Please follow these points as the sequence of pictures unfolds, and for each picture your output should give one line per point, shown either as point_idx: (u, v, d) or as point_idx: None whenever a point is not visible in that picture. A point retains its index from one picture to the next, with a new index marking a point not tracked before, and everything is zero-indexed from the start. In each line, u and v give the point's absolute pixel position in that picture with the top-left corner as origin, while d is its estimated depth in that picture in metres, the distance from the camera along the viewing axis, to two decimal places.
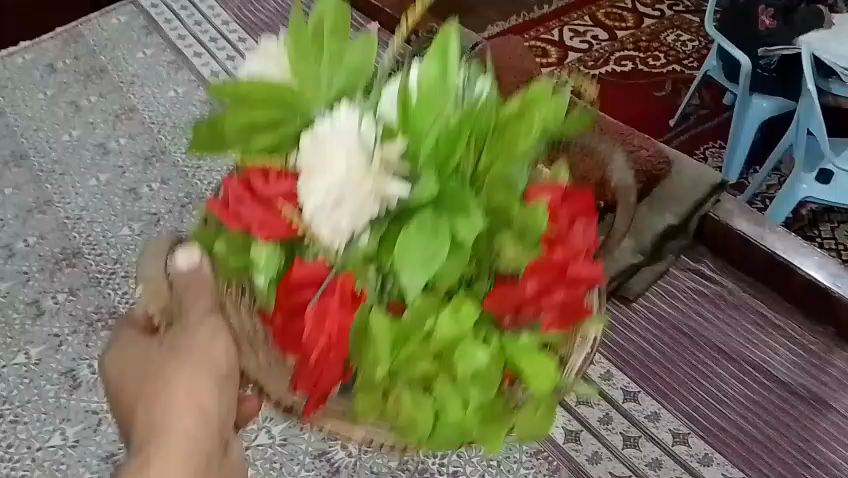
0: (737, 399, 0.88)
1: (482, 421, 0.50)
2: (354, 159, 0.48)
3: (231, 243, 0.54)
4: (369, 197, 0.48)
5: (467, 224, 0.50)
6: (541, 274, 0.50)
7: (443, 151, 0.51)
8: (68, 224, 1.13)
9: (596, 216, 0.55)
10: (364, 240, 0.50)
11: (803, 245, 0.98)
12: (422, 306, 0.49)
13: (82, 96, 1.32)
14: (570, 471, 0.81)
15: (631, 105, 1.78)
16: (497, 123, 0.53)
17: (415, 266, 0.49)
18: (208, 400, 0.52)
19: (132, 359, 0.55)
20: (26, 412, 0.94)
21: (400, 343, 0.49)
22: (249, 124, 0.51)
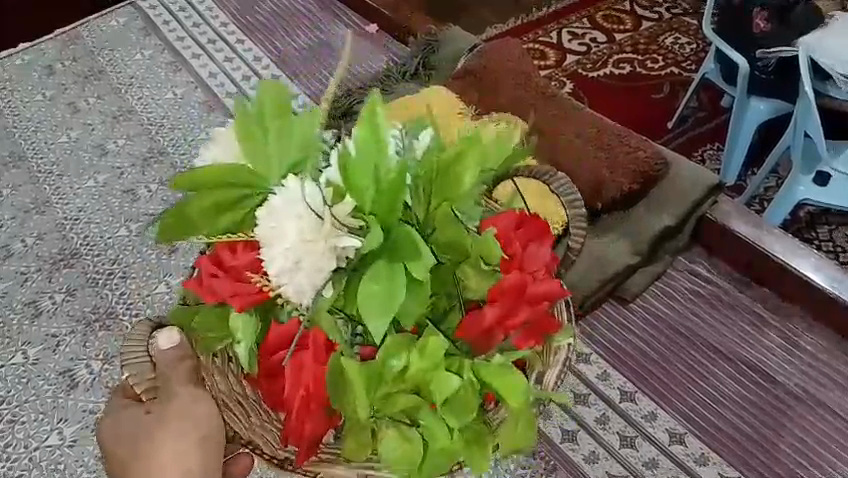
0: (733, 399, 0.88)
1: (466, 443, 0.55)
2: (304, 223, 0.51)
3: (206, 316, 0.60)
4: (323, 253, 0.52)
5: (419, 266, 0.53)
6: (501, 302, 0.55)
7: (387, 197, 0.54)
8: (66, 224, 1.14)
9: (549, 236, 0.61)
10: (327, 293, 0.54)
11: (801, 248, 0.98)
12: (391, 345, 0.53)
13: (81, 97, 1.33)
14: (568, 471, 0.81)
15: (630, 108, 1.79)
16: (435, 169, 0.56)
17: (378, 301, 0.52)
18: (193, 462, 0.57)
19: (122, 426, 0.60)
20: (23, 412, 0.94)
21: (376, 379, 0.53)
22: (213, 204, 0.56)
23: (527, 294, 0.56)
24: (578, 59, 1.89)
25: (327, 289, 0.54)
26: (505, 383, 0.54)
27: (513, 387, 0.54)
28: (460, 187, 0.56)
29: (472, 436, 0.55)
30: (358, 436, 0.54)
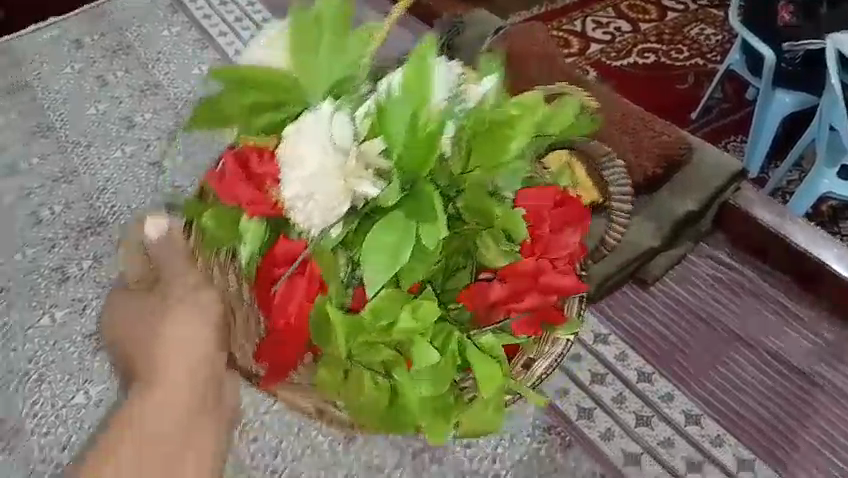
0: (753, 385, 0.89)
1: (433, 411, 0.56)
2: (329, 158, 0.53)
3: (219, 216, 0.58)
4: (339, 188, 0.53)
5: (430, 232, 0.52)
6: (510, 282, 0.57)
7: (419, 149, 0.53)
8: (93, 194, 1.15)
9: (585, 225, 0.60)
10: (335, 231, 0.55)
11: (823, 235, 0.96)
12: (385, 301, 0.54)
13: (109, 71, 1.34)
14: (584, 447, 0.82)
15: (653, 97, 1.78)
16: (479, 129, 0.54)
17: (385, 254, 0.52)
18: (194, 351, 0.59)
19: (126, 318, 0.62)
20: (50, 373, 0.96)
21: (359, 331, 0.54)
22: (248, 105, 0.58)
23: (541, 281, 0.56)
24: (602, 48, 1.88)
25: (334, 228, 0.55)
26: (481, 372, 0.55)
27: (488, 374, 0.55)
28: (504, 150, 0.55)
29: (439, 407, 0.56)
30: (333, 372, 0.56)
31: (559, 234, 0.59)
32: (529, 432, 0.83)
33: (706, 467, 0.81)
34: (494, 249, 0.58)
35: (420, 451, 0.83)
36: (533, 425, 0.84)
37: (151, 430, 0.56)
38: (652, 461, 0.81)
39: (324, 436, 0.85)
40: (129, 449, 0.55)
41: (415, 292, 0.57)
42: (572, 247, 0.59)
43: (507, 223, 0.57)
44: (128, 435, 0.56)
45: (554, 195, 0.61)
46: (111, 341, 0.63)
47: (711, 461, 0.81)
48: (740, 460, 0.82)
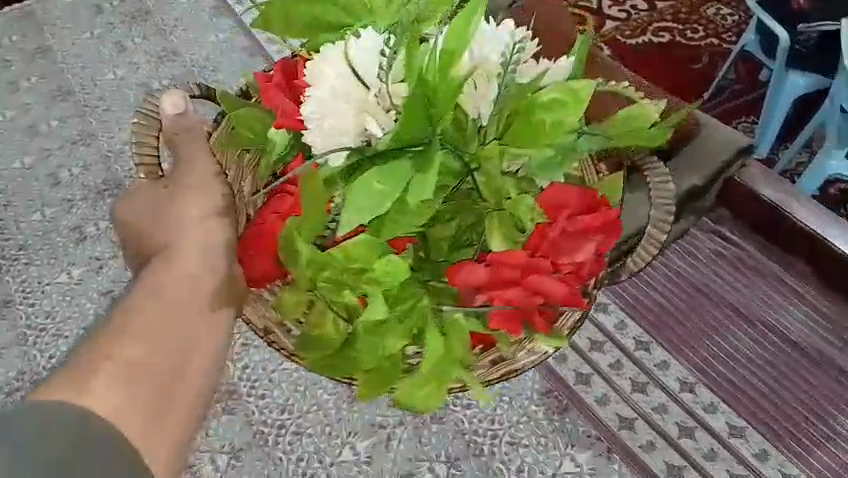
0: (748, 356, 0.91)
1: (371, 368, 0.57)
2: (350, 89, 0.54)
3: (245, 118, 0.62)
4: (353, 115, 0.54)
5: (418, 187, 0.50)
6: (499, 267, 0.53)
7: (446, 97, 0.50)
8: (111, 157, 1.18)
9: (606, 241, 0.56)
10: (339, 161, 0.55)
11: (825, 214, 0.97)
12: (359, 247, 0.54)
13: (128, 38, 1.36)
14: (579, 411, 0.85)
15: (667, 77, 1.78)
16: (521, 104, 0.53)
17: (372, 197, 0.50)
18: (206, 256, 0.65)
19: (143, 209, 0.68)
20: (67, 327, 1.00)
21: (326, 265, 0.54)
22: (323, 21, 0.59)
23: (530, 280, 0.53)
24: (617, 25, 1.88)
25: (337, 154, 0.55)
26: (430, 355, 0.56)
27: (432, 358, 0.56)
28: (544, 117, 0.52)
29: (383, 370, 0.58)
30: (299, 301, 0.59)
31: (571, 242, 0.55)
32: (528, 395, 0.86)
33: (698, 432, 0.84)
34: (504, 233, 0.56)
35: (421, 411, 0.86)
36: (531, 389, 0.87)
37: (164, 309, 0.60)
38: (646, 426, 0.84)
39: (329, 395, 0.88)
40: (142, 321, 0.58)
41: (397, 247, 0.59)
42: (582, 260, 0.55)
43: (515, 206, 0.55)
44: (141, 313, 0.59)
45: (587, 201, 0.56)
46: (127, 229, 0.68)
47: (703, 427, 0.84)
48: (731, 427, 0.85)
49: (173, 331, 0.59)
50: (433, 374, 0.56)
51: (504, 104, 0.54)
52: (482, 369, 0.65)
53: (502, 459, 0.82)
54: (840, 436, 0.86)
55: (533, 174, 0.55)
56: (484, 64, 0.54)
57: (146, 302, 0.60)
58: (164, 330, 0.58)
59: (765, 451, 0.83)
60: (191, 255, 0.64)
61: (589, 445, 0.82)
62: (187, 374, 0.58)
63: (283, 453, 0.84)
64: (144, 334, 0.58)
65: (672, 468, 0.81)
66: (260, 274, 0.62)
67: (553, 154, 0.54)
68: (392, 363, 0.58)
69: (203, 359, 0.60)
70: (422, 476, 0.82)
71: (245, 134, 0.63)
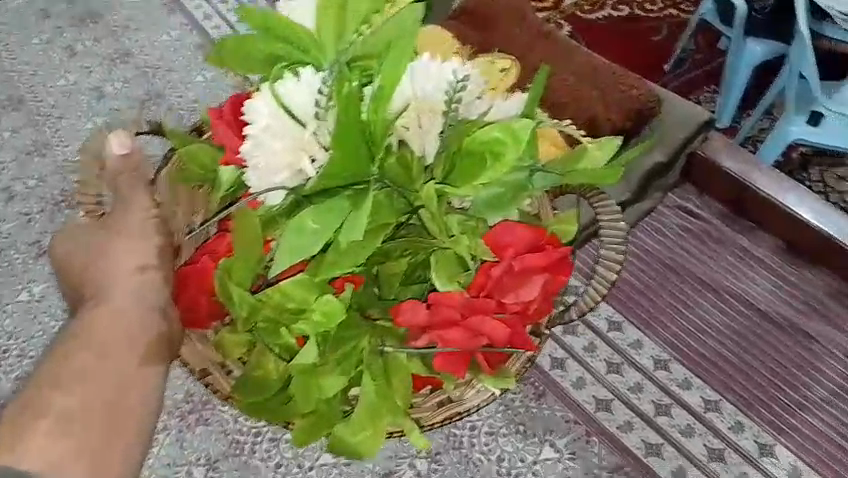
0: (717, 328, 0.92)
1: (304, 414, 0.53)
2: (285, 127, 0.51)
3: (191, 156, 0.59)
4: (287, 153, 0.51)
5: (349, 226, 0.45)
6: (440, 307, 0.48)
7: (377, 132, 0.46)
8: (67, 166, 1.15)
9: (554, 277, 0.51)
10: (278, 197, 0.53)
11: (785, 181, 0.98)
12: (297, 288, 0.50)
13: (77, 41, 1.32)
14: (556, 396, 0.85)
15: (628, 50, 1.78)
16: (470, 141, 0.48)
17: (303, 242, 0.46)
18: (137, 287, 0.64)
19: (78, 252, 0.68)
20: (33, 345, 0.98)
21: (257, 304, 0.51)
22: (269, 54, 0.52)
23: (470, 320, 0.48)
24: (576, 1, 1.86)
25: (275, 193, 0.53)
26: (367, 400, 0.52)
27: (370, 403, 0.52)
28: (493, 155, 0.48)
29: (320, 413, 0.53)
30: (239, 342, 0.56)
31: (518, 280, 0.49)
32: None
33: (674, 410, 0.84)
34: (446, 271, 0.51)
35: None
36: None
37: (96, 341, 0.60)
38: (623, 406, 0.84)
39: None
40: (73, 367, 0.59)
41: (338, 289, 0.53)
42: (529, 296, 0.49)
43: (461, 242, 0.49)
44: (75, 346, 0.60)
45: (537, 238, 0.51)
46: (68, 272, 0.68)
47: (679, 404, 0.85)
48: (706, 401, 0.85)
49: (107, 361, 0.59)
50: (366, 411, 0.52)
51: (453, 134, 0.50)
52: (427, 411, 0.62)
53: (482, 450, 0.82)
54: (811, 402, 0.87)
55: (479, 213, 0.52)
56: (428, 100, 0.51)
57: (82, 334, 0.61)
58: (96, 362, 0.59)
59: (740, 423, 0.84)
60: (127, 289, 0.64)
61: (568, 430, 0.83)
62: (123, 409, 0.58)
63: (261, 460, 0.84)
64: (76, 367, 0.59)
65: (650, 447, 0.82)
66: (200, 315, 0.58)
67: (502, 191, 0.51)
68: (330, 406, 0.53)
69: (140, 388, 0.59)
70: (404, 472, 0.82)
71: (197, 172, 0.59)
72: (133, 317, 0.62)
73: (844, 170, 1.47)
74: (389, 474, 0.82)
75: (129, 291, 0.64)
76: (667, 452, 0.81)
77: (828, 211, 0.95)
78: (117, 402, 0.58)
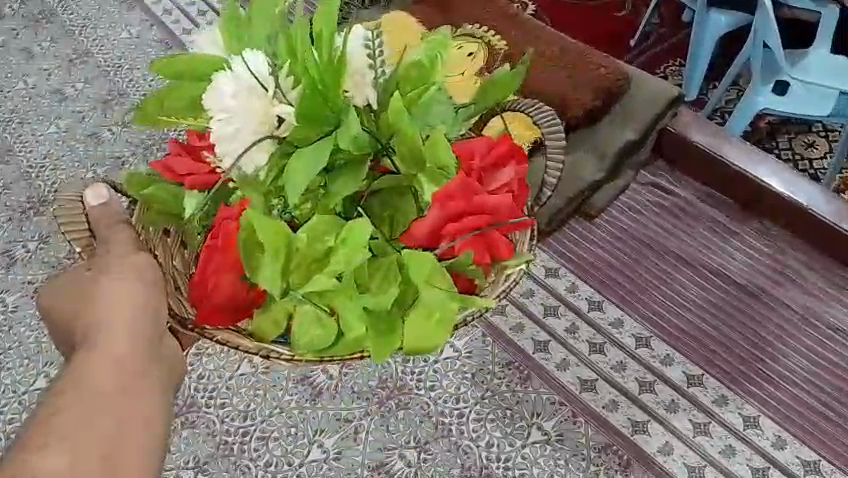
0: (695, 301, 0.93)
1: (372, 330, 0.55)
2: (245, 92, 0.55)
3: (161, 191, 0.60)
4: (260, 112, 0.55)
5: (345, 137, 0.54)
6: (444, 206, 0.54)
7: (330, 72, 0.54)
8: (32, 172, 1.12)
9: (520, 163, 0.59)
10: (260, 159, 0.56)
11: (755, 153, 1.00)
12: (315, 226, 0.53)
13: (34, 43, 1.29)
14: (542, 379, 0.86)
15: (593, 27, 1.78)
16: (404, 74, 0.57)
17: (301, 171, 0.53)
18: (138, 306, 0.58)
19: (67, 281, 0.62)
20: (8, 358, 0.96)
21: (287, 245, 0.53)
22: (195, 96, 0.58)
23: (474, 201, 0.54)
24: None
25: (258, 152, 0.56)
26: (424, 297, 0.54)
27: (432, 304, 0.54)
28: (425, 82, 0.58)
29: (385, 334, 0.54)
30: (278, 314, 0.57)
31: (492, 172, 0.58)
32: (489, 370, 0.87)
33: (657, 386, 0.85)
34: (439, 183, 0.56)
35: (386, 399, 0.86)
36: (493, 363, 0.87)
37: (95, 390, 0.54)
38: (607, 386, 0.85)
39: (291, 395, 0.87)
40: (75, 399, 0.53)
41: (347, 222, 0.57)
42: (506, 180, 0.58)
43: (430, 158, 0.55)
44: (72, 396, 0.53)
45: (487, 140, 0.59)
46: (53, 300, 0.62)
47: (662, 380, 0.86)
48: (688, 376, 0.86)
49: (107, 408, 0.53)
50: (426, 307, 0.54)
51: (385, 82, 0.58)
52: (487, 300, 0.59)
53: (471, 437, 0.83)
54: (791, 372, 0.87)
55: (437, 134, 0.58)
56: (354, 62, 0.57)
57: (76, 380, 0.54)
58: (98, 409, 0.53)
59: (723, 396, 0.85)
60: (119, 322, 0.57)
61: (554, 412, 0.83)
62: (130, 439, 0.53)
63: (250, 461, 0.83)
64: (76, 419, 0.52)
65: (637, 424, 0.83)
66: (226, 300, 0.56)
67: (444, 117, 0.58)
68: (393, 326, 0.55)
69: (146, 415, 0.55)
70: (394, 463, 0.82)
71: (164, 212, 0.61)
72: (131, 356, 0.56)
73: (811, 136, 1.49)
74: (380, 466, 0.82)
75: (122, 324, 0.57)
76: (653, 429, 0.82)
77: (799, 180, 0.97)
78: (124, 453, 0.52)
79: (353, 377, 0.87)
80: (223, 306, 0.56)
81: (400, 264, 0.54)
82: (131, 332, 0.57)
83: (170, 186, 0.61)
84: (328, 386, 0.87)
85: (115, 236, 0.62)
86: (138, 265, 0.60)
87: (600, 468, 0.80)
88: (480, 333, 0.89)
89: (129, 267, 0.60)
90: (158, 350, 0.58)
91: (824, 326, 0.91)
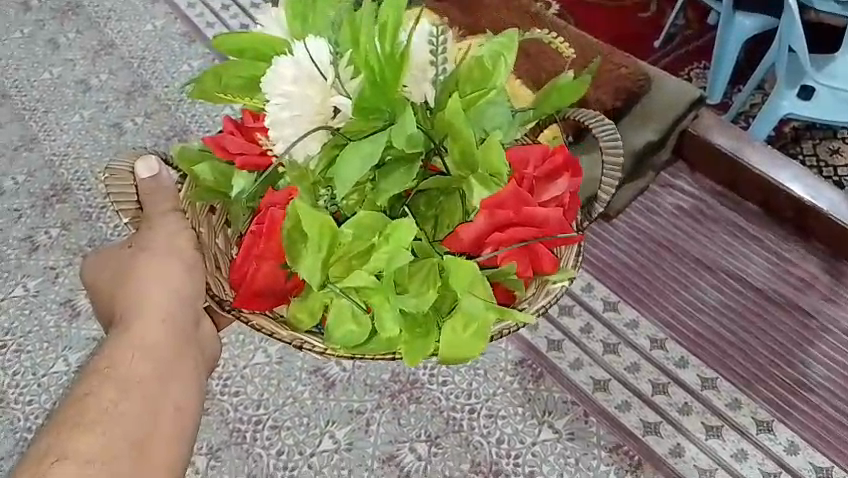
0: (712, 305, 0.92)
1: (408, 331, 0.56)
2: (304, 81, 0.56)
3: (215, 168, 0.61)
4: (316, 101, 0.56)
5: (399, 136, 0.53)
6: (491, 213, 0.54)
7: (392, 68, 0.54)
8: (55, 160, 1.14)
9: (577, 179, 0.59)
10: (313, 147, 0.57)
11: (779, 158, 0.96)
12: (362, 220, 0.54)
13: (60, 33, 1.31)
14: (555, 378, 0.86)
15: (617, 27, 1.77)
16: (466, 73, 0.58)
17: (352, 161, 0.53)
18: (180, 282, 0.60)
19: (108, 259, 0.64)
20: (28, 342, 0.97)
21: (331, 239, 0.54)
22: (253, 76, 0.60)
23: (523, 211, 0.54)
24: None
25: (312, 141, 0.57)
26: (468, 305, 0.54)
27: (471, 312, 0.54)
28: (486, 84, 0.58)
29: (420, 334, 0.56)
30: (313, 308, 0.57)
31: (545, 182, 0.58)
32: (502, 367, 0.87)
33: (671, 388, 0.85)
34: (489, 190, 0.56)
35: (397, 393, 0.86)
36: (505, 360, 0.87)
37: (135, 370, 0.55)
38: (620, 386, 0.85)
39: (303, 386, 0.87)
40: (122, 368, 0.55)
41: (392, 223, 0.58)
42: (559, 196, 0.57)
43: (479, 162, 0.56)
44: (114, 374, 0.55)
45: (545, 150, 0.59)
46: (95, 278, 0.64)
47: (676, 382, 0.85)
48: (703, 380, 0.86)
49: (148, 388, 0.55)
50: (465, 315, 0.54)
51: (445, 81, 0.58)
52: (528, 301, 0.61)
53: (482, 433, 0.83)
54: (807, 377, 0.86)
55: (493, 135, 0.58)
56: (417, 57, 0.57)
57: (118, 358, 0.56)
58: (138, 389, 0.54)
59: (737, 400, 0.84)
60: (160, 298, 0.60)
61: (566, 411, 0.83)
62: (169, 410, 0.55)
63: (262, 449, 0.84)
64: (117, 397, 0.53)
65: (648, 425, 0.82)
66: (267, 285, 0.57)
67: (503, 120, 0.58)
68: (426, 324, 0.56)
69: (185, 387, 0.57)
70: (404, 456, 0.82)
71: (213, 191, 0.62)
72: (170, 338, 0.58)
73: (836, 142, 1.47)
74: (390, 458, 0.82)
75: (164, 306, 0.59)
76: (665, 431, 0.82)
77: (824, 186, 0.94)
78: (160, 432, 0.54)
79: (366, 370, 0.88)
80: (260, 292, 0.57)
81: (440, 268, 0.55)
82: (171, 316, 0.59)
83: (220, 163, 0.61)
84: (341, 378, 0.87)
85: (162, 217, 0.62)
86: (182, 250, 0.61)
87: (611, 467, 0.80)
88: None
89: (171, 251, 0.61)
90: (195, 334, 0.61)
91: (842, 333, 0.90)
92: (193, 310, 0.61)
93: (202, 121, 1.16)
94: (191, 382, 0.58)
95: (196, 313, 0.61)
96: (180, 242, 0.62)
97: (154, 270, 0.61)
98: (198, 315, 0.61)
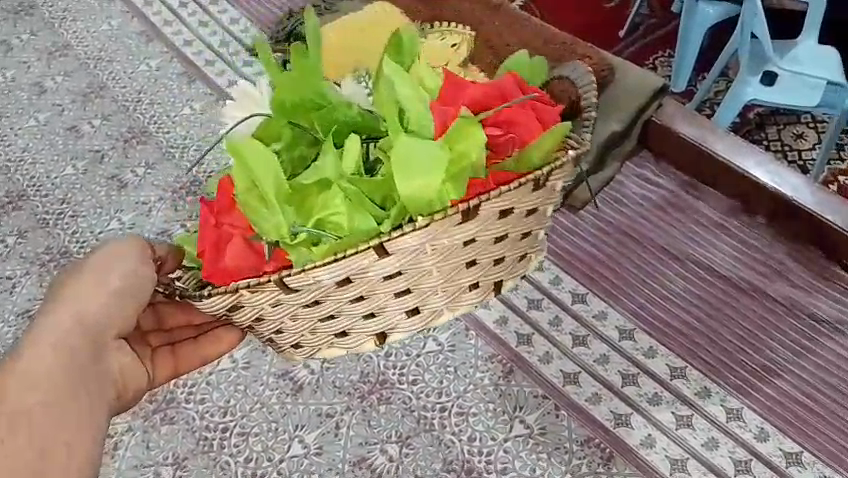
0: (681, 296, 0.91)
1: (359, 210, 0.61)
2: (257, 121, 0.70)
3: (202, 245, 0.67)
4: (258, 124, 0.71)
5: (274, 179, 0.60)
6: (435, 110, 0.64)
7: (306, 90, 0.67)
8: (10, 167, 1.11)
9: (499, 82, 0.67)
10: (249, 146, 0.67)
11: (742, 144, 0.99)
12: (265, 171, 0.60)
13: (14, 35, 1.27)
14: (525, 372, 0.86)
15: (587, 13, 1.77)
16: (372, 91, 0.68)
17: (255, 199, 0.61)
18: (89, 317, 0.66)
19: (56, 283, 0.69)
20: None
21: None
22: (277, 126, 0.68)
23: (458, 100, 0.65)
24: None
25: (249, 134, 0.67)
26: (417, 165, 0.59)
27: (424, 168, 0.59)
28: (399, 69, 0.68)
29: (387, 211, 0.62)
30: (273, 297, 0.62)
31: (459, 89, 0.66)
32: (472, 363, 0.87)
33: (641, 379, 0.85)
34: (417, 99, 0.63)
35: (367, 394, 0.85)
36: (475, 356, 0.87)
37: (21, 397, 0.62)
38: (590, 378, 0.85)
39: (271, 390, 0.87)
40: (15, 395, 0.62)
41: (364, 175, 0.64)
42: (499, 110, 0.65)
43: (404, 100, 0.62)
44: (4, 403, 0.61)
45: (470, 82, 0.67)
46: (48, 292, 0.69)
47: (645, 372, 0.85)
48: (673, 369, 0.85)
49: (43, 414, 0.62)
50: (417, 165, 0.59)
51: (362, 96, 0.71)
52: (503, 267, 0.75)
53: (453, 431, 0.82)
54: (774, 363, 0.86)
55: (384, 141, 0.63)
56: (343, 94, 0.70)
57: (9, 380, 0.62)
58: (26, 417, 0.61)
59: (707, 388, 0.84)
60: (65, 327, 0.65)
61: (537, 405, 0.83)
62: (58, 444, 0.61)
63: (230, 457, 0.83)
64: (4, 433, 0.60)
65: (619, 417, 0.82)
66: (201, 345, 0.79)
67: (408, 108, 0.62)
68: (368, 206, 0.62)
69: (78, 419, 0.63)
70: (375, 458, 0.81)
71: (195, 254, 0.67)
72: (60, 367, 0.63)
73: (800, 127, 1.48)
74: (361, 460, 0.81)
75: (57, 330, 0.64)
76: (635, 422, 0.82)
77: (784, 171, 0.96)
78: (57, 448, 0.61)
79: (335, 371, 0.87)
80: (236, 267, 0.62)
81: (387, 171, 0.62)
82: (62, 337, 0.64)
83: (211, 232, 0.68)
84: (309, 381, 0.87)
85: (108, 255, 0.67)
86: (111, 270, 0.67)
87: (584, 460, 0.79)
88: (463, 326, 0.89)
89: (88, 276, 0.66)
90: (95, 359, 0.66)
91: (809, 318, 0.89)
92: (102, 338, 0.67)
93: (161, 120, 1.14)
94: (85, 414, 0.64)
95: (101, 342, 0.67)
96: (119, 250, 0.68)
97: (70, 291, 0.66)
98: (102, 333, 0.67)
